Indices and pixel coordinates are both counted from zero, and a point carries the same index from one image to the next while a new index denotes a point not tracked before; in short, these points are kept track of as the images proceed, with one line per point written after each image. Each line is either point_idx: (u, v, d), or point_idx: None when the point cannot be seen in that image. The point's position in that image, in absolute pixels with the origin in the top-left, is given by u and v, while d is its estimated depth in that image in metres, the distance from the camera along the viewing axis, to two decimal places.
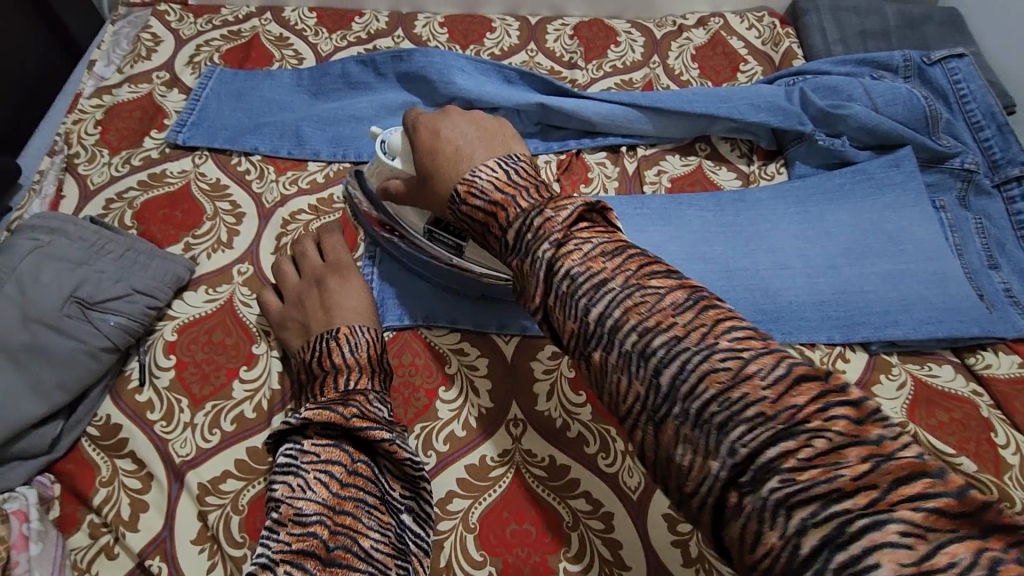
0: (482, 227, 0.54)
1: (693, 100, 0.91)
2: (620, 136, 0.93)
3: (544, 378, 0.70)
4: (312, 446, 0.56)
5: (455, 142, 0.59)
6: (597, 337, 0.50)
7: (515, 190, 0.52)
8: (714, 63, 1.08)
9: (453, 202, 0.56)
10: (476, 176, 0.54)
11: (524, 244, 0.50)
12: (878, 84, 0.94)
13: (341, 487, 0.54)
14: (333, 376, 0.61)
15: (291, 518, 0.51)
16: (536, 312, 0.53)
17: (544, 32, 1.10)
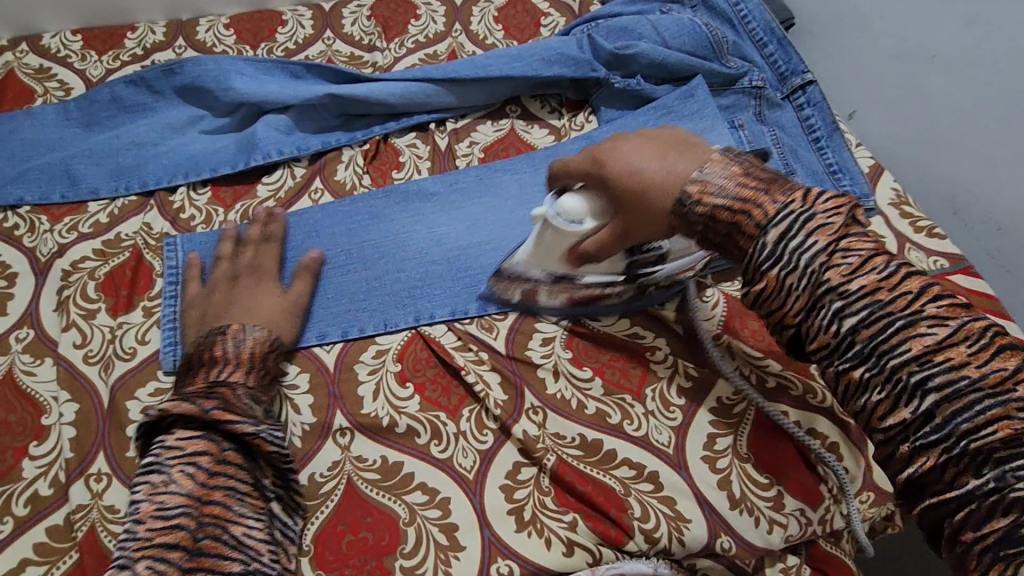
0: (728, 228, 0.51)
1: (488, 65, 0.90)
2: (425, 112, 0.91)
3: (369, 379, 0.68)
4: (175, 441, 0.58)
5: (650, 161, 0.55)
6: (762, 224, 0.50)
7: (756, 192, 0.51)
8: (517, 21, 1.06)
9: (682, 206, 0.53)
10: (709, 176, 0.52)
11: (775, 232, 0.49)
12: (664, 19, 0.96)
13: (208, 477, 0.56)
14: (208, 368, 0.62)
15: (151, 514, 0.54)
16: (692, 213, 0.53)
17: (339, 16, 1.05)
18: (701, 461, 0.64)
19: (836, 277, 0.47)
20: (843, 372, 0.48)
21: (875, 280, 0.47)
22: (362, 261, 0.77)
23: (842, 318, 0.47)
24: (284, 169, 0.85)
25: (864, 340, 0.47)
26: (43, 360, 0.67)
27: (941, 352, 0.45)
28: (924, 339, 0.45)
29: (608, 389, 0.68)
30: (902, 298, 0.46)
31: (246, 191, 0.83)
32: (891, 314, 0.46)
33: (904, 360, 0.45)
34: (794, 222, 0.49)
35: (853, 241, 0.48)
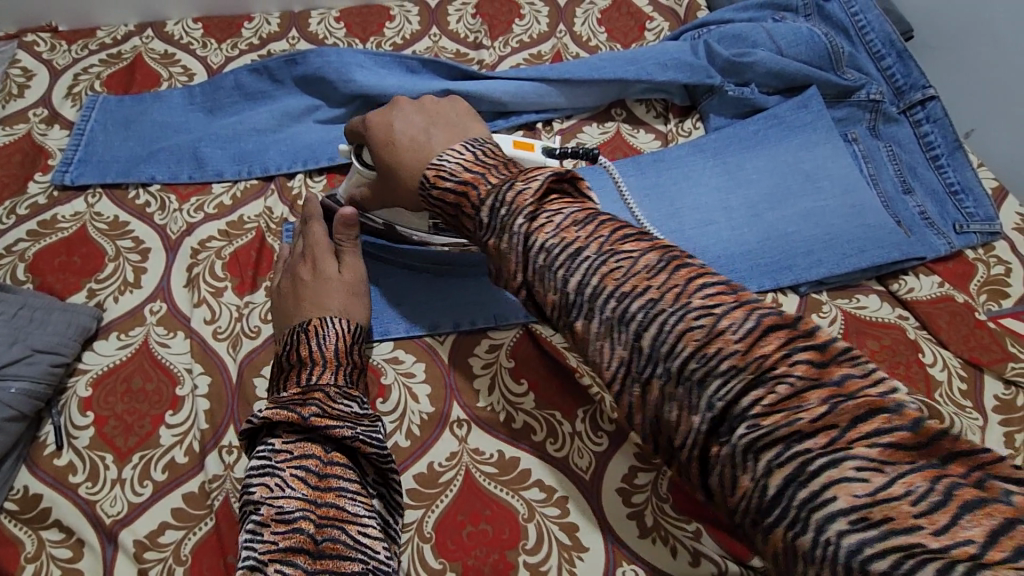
0: (456, 207, 0.52)
1: (602, 67, 0.90)
2: (534, 112, 0.91)
3: (483, 372, 0.69)
4: (284, 445, 0.53)
5: (409, 131, 0.62)
6: (475, 204, 0.50)
7: (481, 172, 0.52)
8: (620, 25, 1.06)
9: (424, 189, 0.55)
10: (443, 162, 0.54)
11: (485, 207, 0.49)
12: (780, 27, 0.95)
13: (318, 480, 0.51)
14: (298, 371, 0.59)
15: (272, 518, 0.48)
16: (430, 193, 0.55)
17: (445, 14, 1.07)
18: None
19: (611, 282, 0.41)
20: (645, 384, 0.39)
21: (644, 280, 0.40)
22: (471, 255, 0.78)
23: (626, 323, 0.40)
24: None
25: (646, 345, 0.39)
26: (175, 333, 0.70)
27: (713, 345, 0.36)
28: (695, 333, 0.37)
29: None
30: (670, 291, 0.39)
31: None
32: (663, 313, 0.39)
33: (684, 360, 0.37)
34: (502, 197, 0.48)
35: (630, 241, 0.43)
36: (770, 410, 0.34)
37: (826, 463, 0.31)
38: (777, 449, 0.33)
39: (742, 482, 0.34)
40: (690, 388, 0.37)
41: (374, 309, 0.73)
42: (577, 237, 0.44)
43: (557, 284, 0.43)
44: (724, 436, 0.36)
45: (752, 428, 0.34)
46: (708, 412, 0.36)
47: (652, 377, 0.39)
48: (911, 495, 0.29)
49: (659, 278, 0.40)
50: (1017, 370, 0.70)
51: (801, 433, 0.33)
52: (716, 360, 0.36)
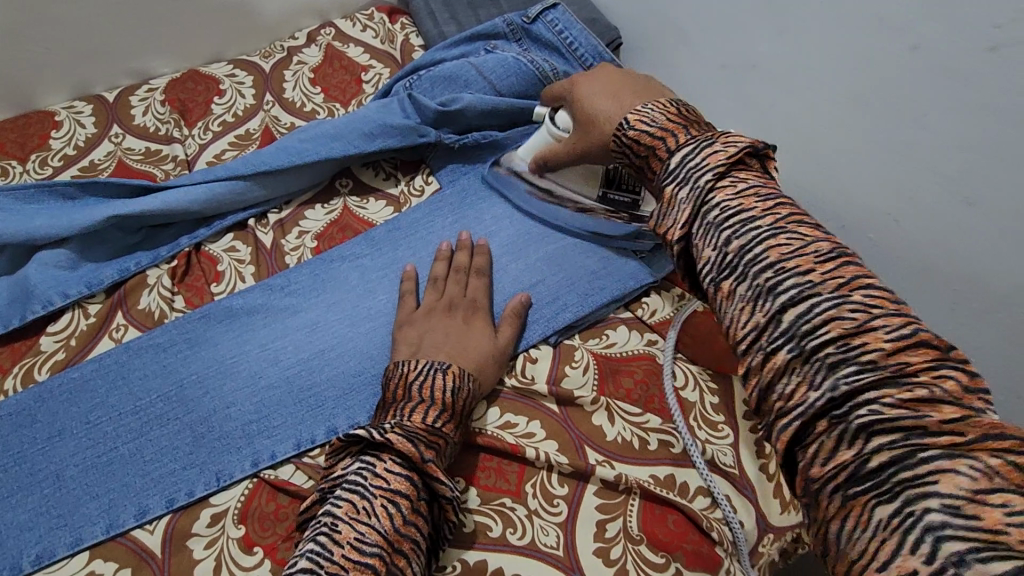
0: (646, 152, 0.54)
1: (302, 150, 0.81)
2: (240, 210, 0.81)
3: (206, 554, 0.59)
4: (385, 471, 0.52)
5: (608, 104, 0.64)
6: (670, 151, 0.51)
7: (680, 125, 0.53)
8: (336, 81, 0.98)
9: (620, 130, 0.56)
10: (648, 109, 0.55)
11: (676, 156, 0.48)
12: (488, 61, 0.91)
13: (404, 522, 0.49)
14: (423, 406, 0.57)
15: (351, 540, 0.47)
16: (623, 136, 0.56)
17: (127, 106, 0.93)
18: (594, 555, 0.60)
19: (774, 254, 0.41)
20: (770, 352, 0.39)
21: (812, 262, 0.39)
22: (181, 406, 0.66)
23: (774, 295, 0.39)
24: (75, 309, 0.72)
25: (791, 320, 0.38)
26: None
27: (860, 337, 0.36)
28: (846, 322, 0.37)
29: (484, 497, 0.63)
30: (834, 281, 0.38)
31: (27, 347, 0.70)
32: (820, 294, 0.38)
33: (824, 342, 0.37)
34: (688, 156, 0.48)
35: (806, 227, 0.42)
36: (898, 404, 0.34)
37: (934, 455, 0.32)
38: (897, 433, 0.34)
39: (841, 456, 0.35)
40: (820, 366, 0.37)
41: (60, 515, 0.60)
42: (757, 206, 0.43)
43: (716, 242, 0.43)
44: (839, 415, 0.36)
45: (874, 411, 0.35)
46: (830, 390, 0.36)
47: (781, 348, 0.39)
48: (976, 477, 0.31)
49: (827, 264, 0.39)
50: None
51: (926, 430, 0.33)
52: (860, 351, 0.36)
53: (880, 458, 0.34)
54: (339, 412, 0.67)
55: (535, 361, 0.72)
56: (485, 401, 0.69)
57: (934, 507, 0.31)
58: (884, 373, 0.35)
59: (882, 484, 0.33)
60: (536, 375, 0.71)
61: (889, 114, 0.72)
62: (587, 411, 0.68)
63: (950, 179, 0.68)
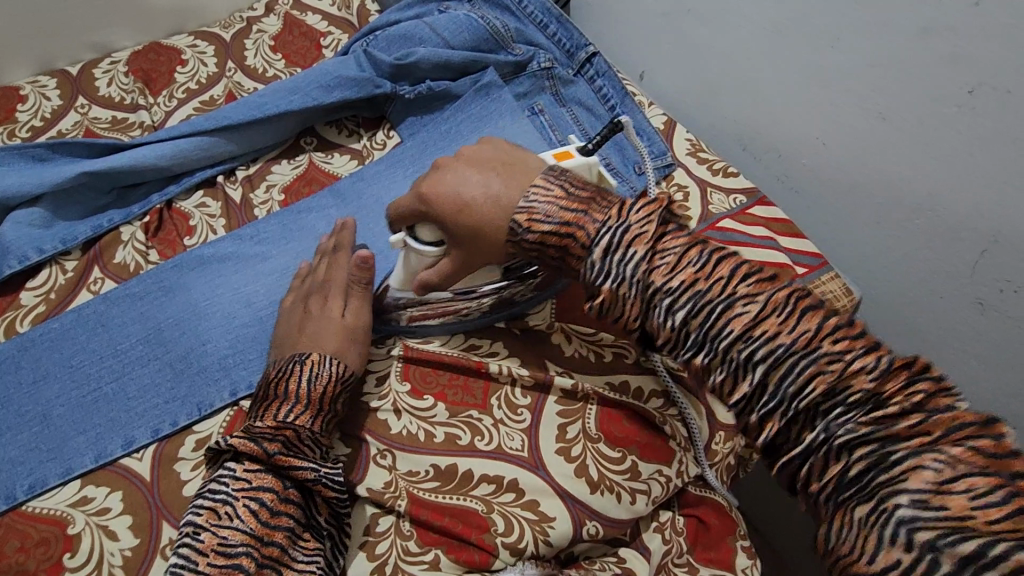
0: (560, 251, 0.50)
1: (263, 105, 0.84)
2: (207, 167, 0.84)
3: (194, 475, 0.63)
4: (245, 471, 0.55)
5: (472, 188, 0.54)
6: (585, 248, 0.48)
7: (579, 214, 0.49)
8: (296, 47, 1.01)
9: (516, 234, 0.52)
10: (534, 203, 0.51)
11: (598, 249, 0.46)
12: (441, 18, 0.96)
13: (269, 515, 0.54)
14: (280, 404, 0.60)
15: (214, 548, 0.51)
16: (523, 237, 0.52)
17: (91, 78, 0.95)
18: (556, 454, 0.65)
19: (739, 325, 0.41)
20: (764, 418, 0.41)
21: (776, 326, 0.40)
22: (161, 345, 0.70)
23: (753, 365, 0.40)
24: (52, 266, 0.76)
25: (775, 381, 0.40)
26: None
27: (843, 382, 0.38)
28: (827, 376, 0.38)
29: (453, 410, 0.67)
30: (802, 337, 0.39)
31: (8, 302, 0.73)
32: (791, 359, 0.39)
33: (807, 400, 0.39)
34: (613, 243, 0.46)
35: (753, 284, 0.42)
36: (868, 422, 0.37)
37: (904, 456, 0.36)
38: (870, 446, 0.37)
39: (832, 471, 0.38)
40: (802, 417, 0.39)
41: (52, 449, 0.64)
42: (699, 278, 0.43)
43: (669, 321, 0.44)
44: (830, 455, 0.38)
45: (848, 431, 0.37)
46: (822, 433, 0.38)
47: (773, 412, 0.40)
48: (943, 468, 0.34)
49: (790, 323, 0.40)
50: None
51: (894, 437, 0.36)
52: (843, 395, 0.38)
53: (859, 465, 0.37)
54: None
55: None
56: (449, 328, 0.73)
57: (903, 501, 0.34)
58: (864, 407, 0.38)
59: (866, 490, 0.36)
60: None
61: (807, 44, 0.78)
62: (545, 333, 0.73)
63: (860, 98, 0.75)
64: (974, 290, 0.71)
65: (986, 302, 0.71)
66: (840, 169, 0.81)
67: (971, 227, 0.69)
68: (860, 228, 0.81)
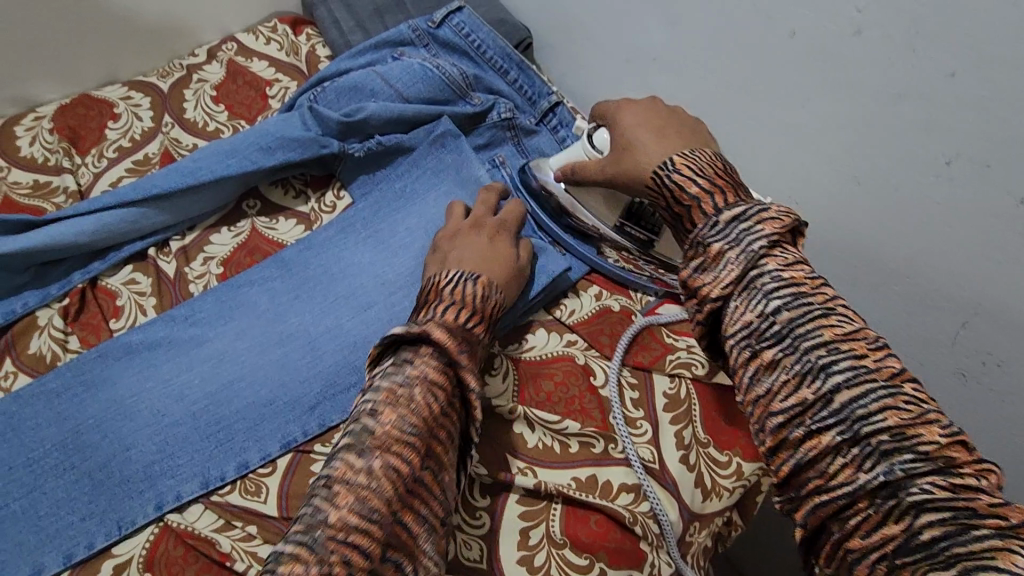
0: (689, 204, 0.54)
1: (198, 168, 0.78)
2: (139, 239, 0.77)
3: None
4: (420, 363, 0.50)
5: (644, 135, 0.63)
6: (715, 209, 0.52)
7: (727, 185, 0.54)
8: (240, 97, 0.95)
9: (663, 172, 0.57)
10: (694, 159, 0.56)
11: (728, 214, 0.50)
12: (393, 68, 0.90)
13: (429, 421, 0.48)
14: (455, 308, 0.57)
15: (392, 427, 0.46)
16: (669, 189, 0.56)
17: (11, 137, 0.87)
18: (517, 564, 0.60)
19: (828, 333, 0.45)
20: (816, 432, 0.43)
21: (864, 349, 0.44)
22: (79, 453, 0.63)
23: (827, 374, 0.44)
24: None
25: (843, 401, 0.43)
26: None
27: (914, 428, 0.41)
28: (901, 412, 0.42)
29: None
30: (887, 370, 0.43)
31: None
32: (874, 381, 0.43)
33: (877, 429, 0.41)
34: (742, 213, 0.50)
35: (852, 312, 0.47)
36: (949, 487, 0.39)
37: (985, 535, 0.37)
38: (946, 513, 0.38)
39: (888, 529, 0.40)
40: (871, 453, 0.41)
41: None
42: (807, 283, 0.47)
43: (760, 309, 0.47)
44: (886, 498, 0.40)
45: (923, 490, 0.39)
46: (885, 475, 0.40)
47: (830, 428, 0.43)
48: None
49: (878, 353, 0.44)
50: (676, 361, 0.71)
51: (977, 513, 0.38)
52: (915, 441, 0.41)
53: (932, 531, 0.38)
54: (251, 445, 0.65)
55: None
56: None
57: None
58: (937, 465, 0.40)
59: (935, 556, 0.37)
60: None
61: (776, 101, 0.74)
62: (506, 421, 0.67)
63: (831, 159, 0.71)
64: (954, 360, 0.68)
65: (967, 372, 0.67)
66: (812, 227, 0.77)
67: (949, 297, 0.66)
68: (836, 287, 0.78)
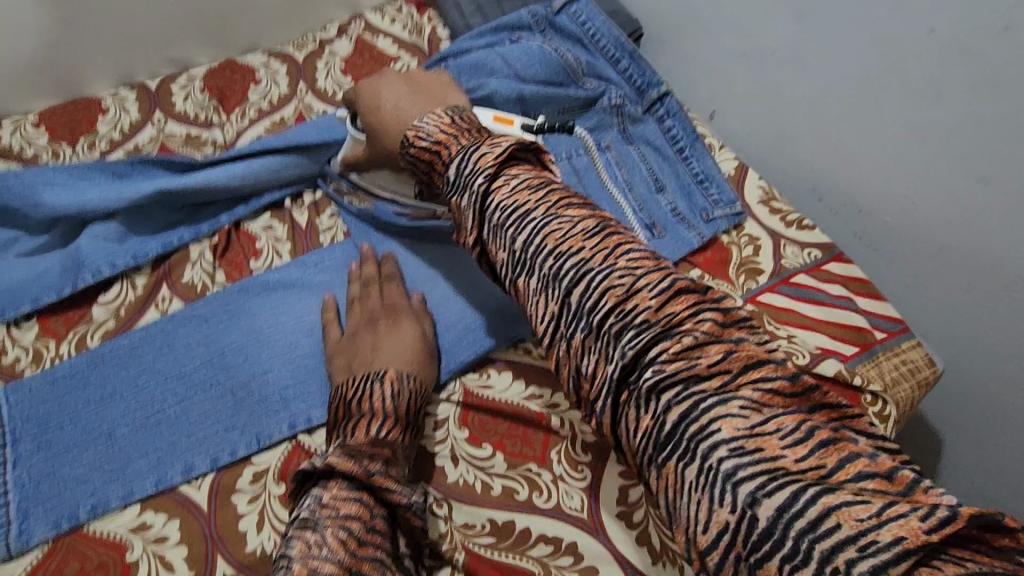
0: (430, 165, 0.55)
1: (331, 126, 0.84)
2: (276, 189, 0.85)
3: (250, 509, 0.63)
4: (331, 496, 0.52)
5: (390, 98, 0.65)
6: (447, 162, 0.53)
7: (454, 135, 0.54)
8: (366, 71, 1.02)
9: (404, 150, 0.57)
10: (423, 124, 0.56)
11: (458, 173, 0.50)
12: (513, 50, 0.95)
13: (371, 517, 0.52)
14: (368, 420, 0.58)
15: (332, 502, 0.52)
16: (409, 153, 0.57)
17: (168, 94, 0.97)
18: (617, 518, 0.63)
19: (571, 263, 0.43)
20: (599, 366, 0.41)
21: (646, 301, 0.40)
22: (225, 371, 0.70)
23: (585, 314, 0.42)
24: (123, 282, 0.77)
25: (642, 367, 0.39)
26: None
27: (691, 356, 0.38)
28: (672, 342, 0.39)
29: (511, 462, 0.66)
30: (668, 318, 0.40)
31: (79, 316, 0.75)
32: (602, 284, 0.42)
33: (662, 377, 0.38)
34: (468, 165, 0.50)
35: (635, 257, 0.42)
36: (746, 436, 0.35)
37: (800, 504, 0.33)
38: (770, 481, 0.34)
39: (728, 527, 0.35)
40: (651, 402, 0.39)
41: (116, 469, 0.64)
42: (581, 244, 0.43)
43: (507, 243, 0.46)
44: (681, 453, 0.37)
45: (735, 455, 0.35)
46: (681, 424, 0.37)
47: (634, 374, 0.40)
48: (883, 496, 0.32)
49: (636, 275, 0.41)
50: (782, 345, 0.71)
51: (795, 478, 0.34)
52: (699, 386, 0.37)
53: (753, 481, 0.34)
54: None
55: None
56: (510, 373, 0.71)
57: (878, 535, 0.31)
58: (747, 404, 0.36)
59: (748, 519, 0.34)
60: None
61: (901, 100, 0.74)
62: None
63: (962, 161, 0.70)
64: None
65: None
66: (926, 229, 0.76)
67: None
68: (941, 290, 0.77)
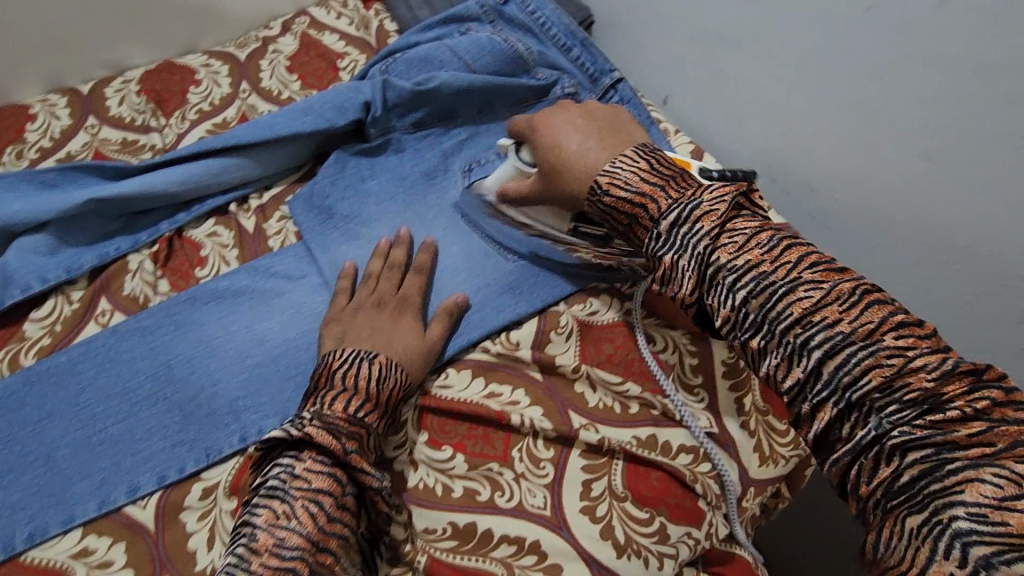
0: (630, 218, 0.56)
1: (274, 125, 0.81)
2: (219, 193, 0.82)
3: (200, 527, 0.60)
4: (303, 469, 0.53)
5: (570, 139, 0.63)
6: (654, 219, 0.53)
7: (655, 187, 0.54)
8: (313, 68, 0.99)
9: (595, 194, 0.58)
10: (618, 169, 0.57)
11: (667, 222, 0.52)
12: (462, 42, 0.92)
13: (339, 502, 0.53)
14: (347, 395, 0.58)
15: (303, 483, 0.52)
16: (600, 198, 0.58)
17: (102, 98, 0.92)
18: (581, 513, 0.62)
19: (724, 255, 0.50)
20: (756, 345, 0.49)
21: (837, 314, 0.45)
22: (169, 385, 0.67)
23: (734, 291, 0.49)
24: (59, 296, 0.73)
25: (803, 347, 0.46)
26: None
27: (843, 344, 0.45)
28: (835, 306, 0.46)
29: (471, 463, 0.64)
30: (840, 323, 0.45)
31: (12, 335, 0.71)
32: (775, 283, 0.48)
33: (827, 365, 0.45)
34: (687, 218, 0.52)
35: (821, 272, 0.47)
36: (929, 423, 0.42)
37: (959, 467, 0.40)
38: (925, 452, 0.41)
39: (881, 473, 0.43)
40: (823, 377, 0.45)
41: (54, 493, 0.61)
42: (765, 261, 0.48)
43: (676, 249, 0.52)
44: (869, 428, 0.44)
45: (906, 434, 0.42)
46: (861, 414, 0.44)
47: (779, 351, 0.47)
48: (1001, 484, 0.38)
49: (771, 255, 0.48)
50: None
51: (954, 444, 0.40)
52: (860, 380, 0.44)
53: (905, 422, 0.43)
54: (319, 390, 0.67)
55: (518, 330, 0.72)
56: (468, 372, 0.69)
57: (960, 515, 0.38)
58: (924, 400, 0.42)
59: (916, 496, 0.40)
60: (519, 344, 0.71)
61: (846, 78, 0.74)
62: (568, 379, 0.69)
63: (905, 135, 0.70)
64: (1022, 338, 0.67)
65: None
66: (876, 204, 0.76)
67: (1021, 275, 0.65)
68: (892, 265, 0.78)
